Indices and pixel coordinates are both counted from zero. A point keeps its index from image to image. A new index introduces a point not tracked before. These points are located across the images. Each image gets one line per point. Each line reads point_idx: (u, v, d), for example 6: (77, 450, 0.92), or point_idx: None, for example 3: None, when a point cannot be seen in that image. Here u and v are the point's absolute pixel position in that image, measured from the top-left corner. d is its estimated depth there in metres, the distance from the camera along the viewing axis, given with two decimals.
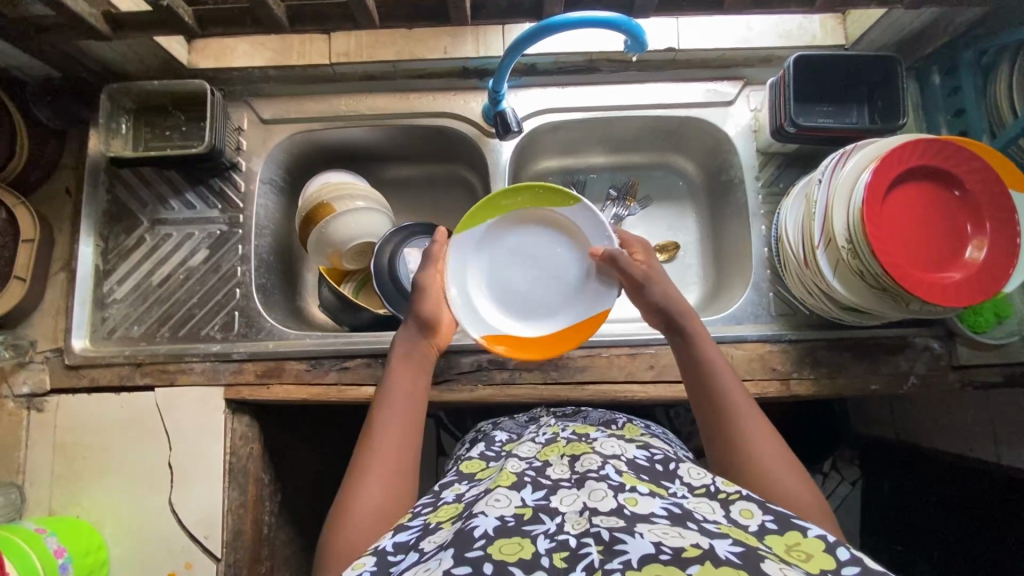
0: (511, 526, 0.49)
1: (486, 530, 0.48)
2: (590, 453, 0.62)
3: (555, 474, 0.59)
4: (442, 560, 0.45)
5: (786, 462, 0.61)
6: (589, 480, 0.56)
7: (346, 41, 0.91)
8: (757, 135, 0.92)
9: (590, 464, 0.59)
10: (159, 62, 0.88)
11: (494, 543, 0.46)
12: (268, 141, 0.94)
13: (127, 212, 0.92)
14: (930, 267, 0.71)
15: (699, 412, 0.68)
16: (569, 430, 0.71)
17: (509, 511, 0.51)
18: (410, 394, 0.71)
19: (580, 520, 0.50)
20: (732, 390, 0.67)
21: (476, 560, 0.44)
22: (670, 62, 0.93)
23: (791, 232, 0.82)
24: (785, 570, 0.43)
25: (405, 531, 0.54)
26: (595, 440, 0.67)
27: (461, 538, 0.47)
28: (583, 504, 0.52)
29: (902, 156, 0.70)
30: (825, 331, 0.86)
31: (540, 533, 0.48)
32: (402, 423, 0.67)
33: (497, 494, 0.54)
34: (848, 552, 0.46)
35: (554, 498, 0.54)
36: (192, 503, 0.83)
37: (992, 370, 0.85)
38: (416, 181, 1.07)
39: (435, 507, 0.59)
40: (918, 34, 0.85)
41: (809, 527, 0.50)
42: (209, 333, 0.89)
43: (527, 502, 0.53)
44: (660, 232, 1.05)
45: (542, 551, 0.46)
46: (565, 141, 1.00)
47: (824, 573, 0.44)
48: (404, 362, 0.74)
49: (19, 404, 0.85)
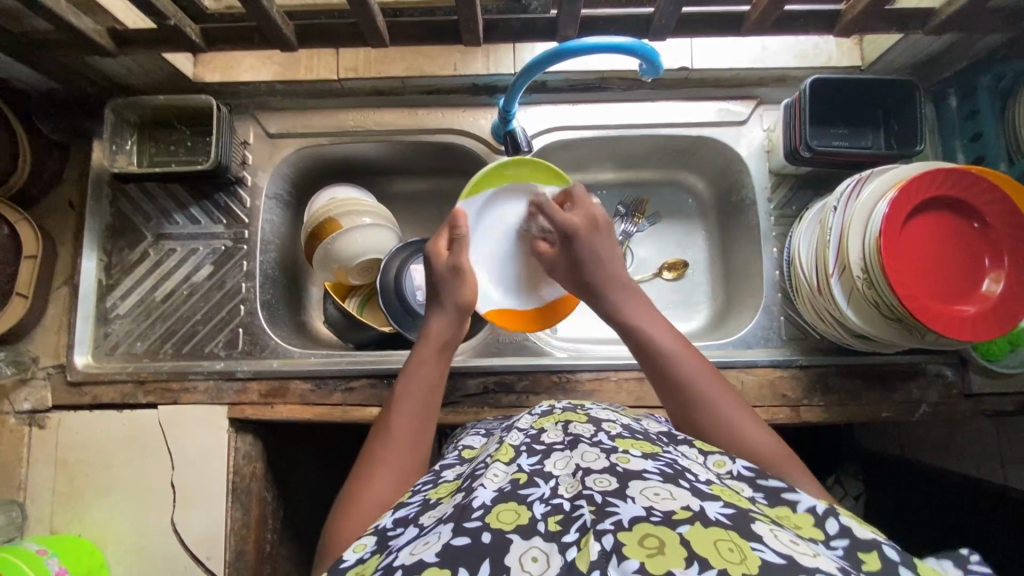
0: (508, 492, 0.47)
1: (484, 500, 0.46)
2: (585, 421, 0.58)
3: (549, 439, 0.55)
4: (441, 532, 0.44)
5: (744, 415, 0.61)
6: (581, 444, 0.52)
7: (354, 55, 0.89)
8: (770, 156, 0.91)
9: (583, 429, 0.55)
10: (165, 75, 0.87)
11: (492, 512, 0.45)
12: (275, 156, 0.92)
13: (130, 225, 0.91)
14: (945, 298, 0.70)
15: (653, 385, 0.66)
16: (563, 402, 0.65)
17: (505, 480, 0.49)
18: (426, 387, 0.69)
19: (573, 483, 0.47)
20: (679, 353, 0.65)
21: (475, 530, 0.43)
22: (682, 81, 0.92)
23: (804, 258, 0.80)
24: (775, 533, 0.42)
25: (406, 506, 0.53)
26: (591, 409, 0.62)
27: (460, 510, 0.46)
28: (576, 466, 0.49)
29: (921, 188, 0.69)
30: (837, 357, 0.85)
31: (536, 497, 0.47)
32: (416, 415, 0.66)
33: (495, 468, 0.51)
34: (837, 524, 0.46)
35: (548, 462, 0.51)
36: (194, 523, 0.82)
37: (1004, 398, 0.84)
38: (422, 195, 1.05)
39: (435, 484, 0.56)
40: (935, 58, 0.83)
41: (799, 500, 0.49)
42: (212, 350, 0.88)
43: (522, 468, 0.51)
44: (668, 250, 1.04)
45: (537, 516, 0.45)
46: (575, 157, 0.99)
47: (814, 541, 0.44)
48: (424, 352, 0.71)
49: (21, 420, 0.84)
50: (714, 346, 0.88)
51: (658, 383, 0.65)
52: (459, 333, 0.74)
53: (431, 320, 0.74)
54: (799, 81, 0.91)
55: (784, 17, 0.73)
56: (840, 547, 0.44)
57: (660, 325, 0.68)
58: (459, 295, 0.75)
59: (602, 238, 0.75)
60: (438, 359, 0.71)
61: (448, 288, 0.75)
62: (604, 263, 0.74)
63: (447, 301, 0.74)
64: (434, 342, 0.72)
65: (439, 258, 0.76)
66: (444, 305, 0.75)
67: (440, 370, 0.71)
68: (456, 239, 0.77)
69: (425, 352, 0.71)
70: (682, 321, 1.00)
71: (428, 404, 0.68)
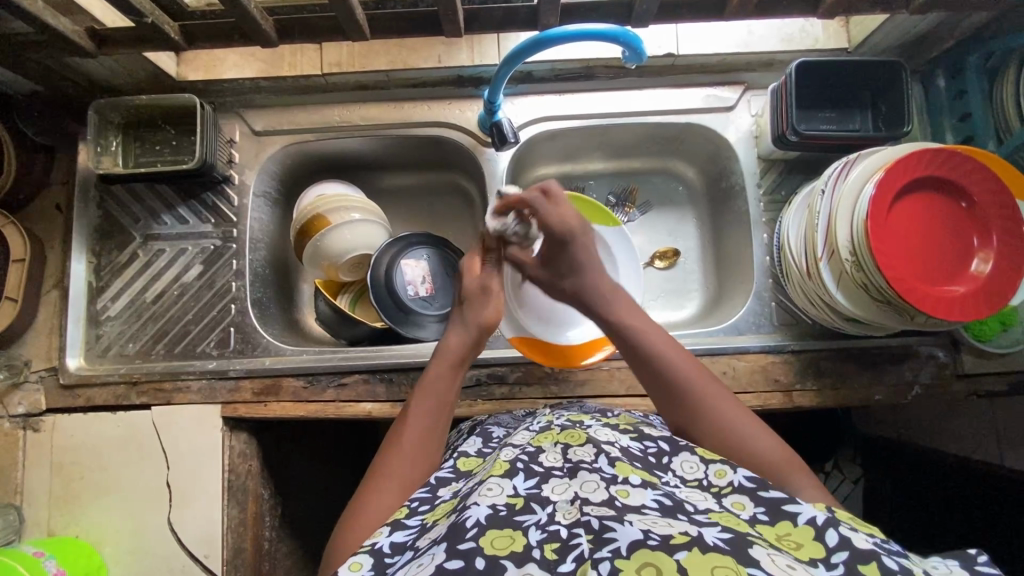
0: (503, 516, 0.47)
1: (478, 519, 0.46)
2: (585, 442, 0.56)
3: (547, 462, 0.55)
4: (434, 554, 0.45)
5: (743, 417, 0.60)
6: (581, 470, 0.51)
7: (337, 50, 0.88)
8: (758, 141, 0.90)
9: (584, 454, 0.54)
10: (148, 75, 0.86)
11: (486, 535, 0.45)
12: (261, 154, 0.92)
13: (119, 227, 0.91)
14: (932, 279, 0.70)
15: (650, 391, 0.65)
16: (563, 418, 0.64)
17: (501, 500, 0.49)
18: (441, 402, 0.68)
19: (572, 511, 0.47)
20: (679, 361, 0.64)
21: (468, 554, 0.44)
22: (669, 68, 0.91)
23: (793, 242, 0.80)
24: (774, 557, 0.41)
25: (404, 530, 0.53)
26: (589, 427, 0.61)
27: (453, 528, 0.46)
28: (575, 494, 0.48)
29: (908, 168, 0.68)
30: (829, 340, 0.85)
31: (531, 523, 0.47)
32: (429, 429, 0.65)
33: (489, 483, 0.51)
34: (837, 535, 0.45)
35: (546, 487, 0.51)
36: (191, 521, 0.82)
37: (997, 378, 0.84)
38: (412, 190, 1.05)
39: (433, 505, 0.56)
40: (921, 38, 0.83)
41: (799, 511, 0.48)
42: (205, 350, 0.89)
43: (519, 491, 0.50)
44: (660, 238, 1.03)
45: (532, 542, 0.45)
46: (563, 148, 0.98)
47: (814, 562, 0.43)
48: (441, 366, 0.70)
49: (14, 424, 0.84)
50: (706, 333, 0.88)
51: (654, 391, 0.65)
52: (476, 348, 0.73)
53: (447, 336, 0.73)
54: (787, 65, 0.90)
55: (768, 1, 0.72)
56: (841, 562, 0.43)
57: (647, 327, 0.68)
58: (483, 313, 0.74)
59: (590, 238, 0.73)
60: (452, 374, 0.70)
61: (475, 306, 0.74)
62: (590, 270, 0.72)
63: (469, 319, 0.73)
64: (449, 358, 0.71)
65: (470, 276, 0.76)
66: (465, 321, 0.74)
67: (456, 387, 0.70)
68: (489, 260, 0.77)
69: (441, 367, 0.70)
70: (674, 309, 1.00)
71: (440, 420, 0.67)
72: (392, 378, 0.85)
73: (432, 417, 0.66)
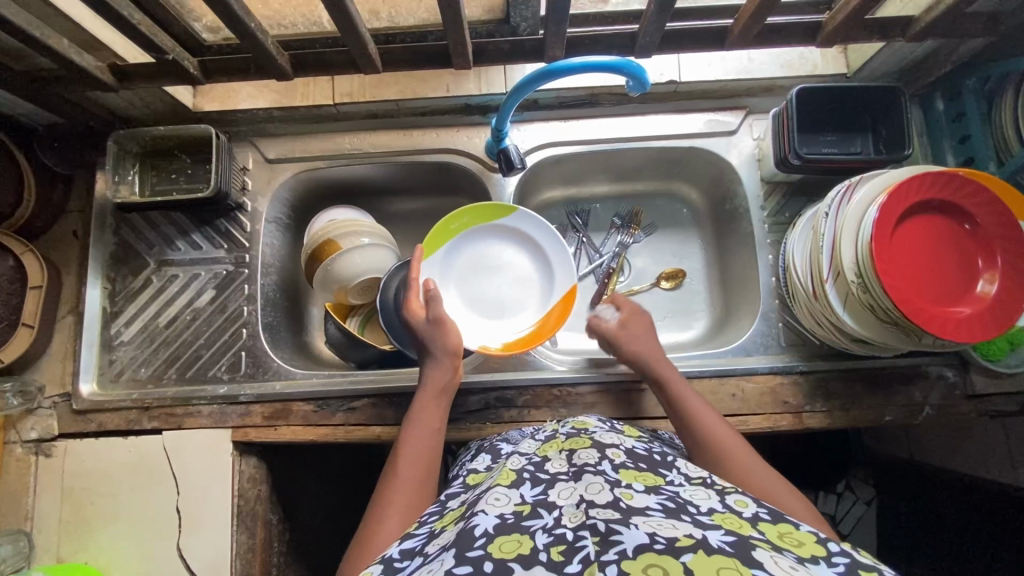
0: (511, 523, 0.47)
1: (486, 528, 0.46)
2: (589, 447, 0.58)
3: (554, 468, 0.55)
4: (444, 559, 0.44)
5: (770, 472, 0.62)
6: (585, 474, 0.52)
7: (349, 81, 0.91)
8: (760, 164, 0.92)
9: (588, 457, 0.55)
10: (166, 107, 0.89)
11: (494, 541, 0.44)
12: (274, 180, 0.94)
13: (134, 253, 0.93)
14: (939, 299, 0.71)
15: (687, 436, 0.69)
16: (568, 426, 0.66)
17: (508, 508, 0.49)
18: (429, 433, 0.70)
19: (577, 514, 0.47)
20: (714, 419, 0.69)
21: (477, 559, 0.42)
22: (672, 94, 0.93)
23: (800, 264, 0.81)
24: (777, 559, 0.41)
25: (412, 538, 0.52)
26: (595, 433, 0.62)
27: (461, 537, 0.45)
28: (580, 497, 0.48)
29: (910, 192, 0.70)
30: (836, 361, 0.85)
31: (538, 527, 0.46)
32: (423, 454, 0.67)
33: (496, 492, 0.52)
34: (839, 546, 0.44)
35: (552, 492, 0.51)
36: (200, 547, 0.82)
37: (1008, 398, 0.83)
38: (419, 215, 1.07)
39: (441, 515, 0.56)
40: (919, 64, 0.85)
41: (801, 522, 0.48)
42: (215, 374, 0.89)
43: (526, 499, 0.50)
44: (665, 260, 1.04)
45: (540, 546, 0.44)
46: (569, 172, 1.00)
47: (815, 559, 0.42)
48: (424, 398, 0.73)
49: (27, 449, 0.85)
50: (713, 355, 0.88)
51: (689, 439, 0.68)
52: (456, 377, 0.76)
53: (428, 369, 0.75)
54: (787, 90, 0.93)
55: (767, 30, 0.75)
56: (841, 563, 0.42)
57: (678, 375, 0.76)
58: (445, 342, 0.75)
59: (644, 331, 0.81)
60: (436, 404, 0.73)
61: (433, 338, 0.75)
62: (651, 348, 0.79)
63: (437, 349, 0.75)
64: (433, 390, 0.73)
65: (416, 316, 0.77)
66: (437, 355, 0.75)
67: (440, 414, 0.72)
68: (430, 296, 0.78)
69: (425, 400, 0.73)
70: (681, 329, 1.00)
71: (431, 447, 0.69)
72: (400, 402, 0.86)
73: (425, 446, 0.68)
